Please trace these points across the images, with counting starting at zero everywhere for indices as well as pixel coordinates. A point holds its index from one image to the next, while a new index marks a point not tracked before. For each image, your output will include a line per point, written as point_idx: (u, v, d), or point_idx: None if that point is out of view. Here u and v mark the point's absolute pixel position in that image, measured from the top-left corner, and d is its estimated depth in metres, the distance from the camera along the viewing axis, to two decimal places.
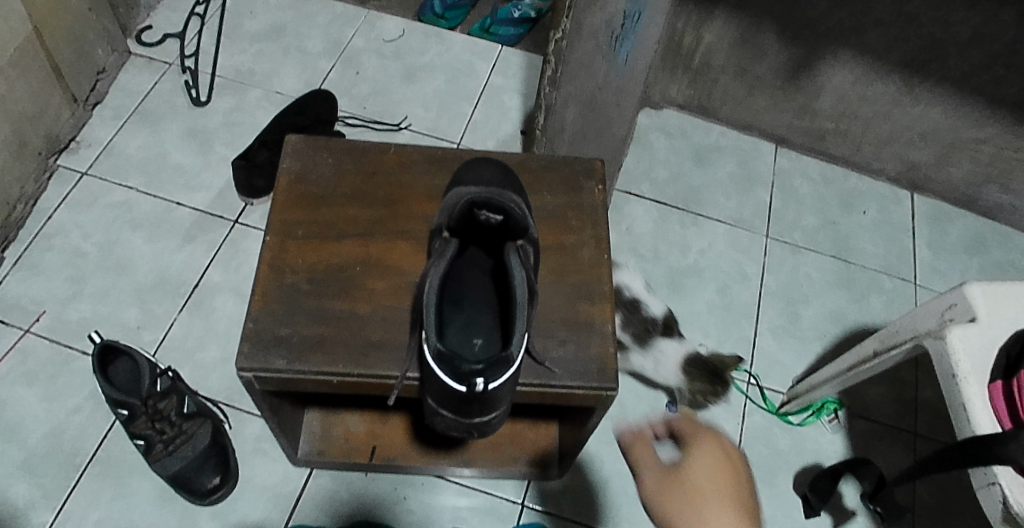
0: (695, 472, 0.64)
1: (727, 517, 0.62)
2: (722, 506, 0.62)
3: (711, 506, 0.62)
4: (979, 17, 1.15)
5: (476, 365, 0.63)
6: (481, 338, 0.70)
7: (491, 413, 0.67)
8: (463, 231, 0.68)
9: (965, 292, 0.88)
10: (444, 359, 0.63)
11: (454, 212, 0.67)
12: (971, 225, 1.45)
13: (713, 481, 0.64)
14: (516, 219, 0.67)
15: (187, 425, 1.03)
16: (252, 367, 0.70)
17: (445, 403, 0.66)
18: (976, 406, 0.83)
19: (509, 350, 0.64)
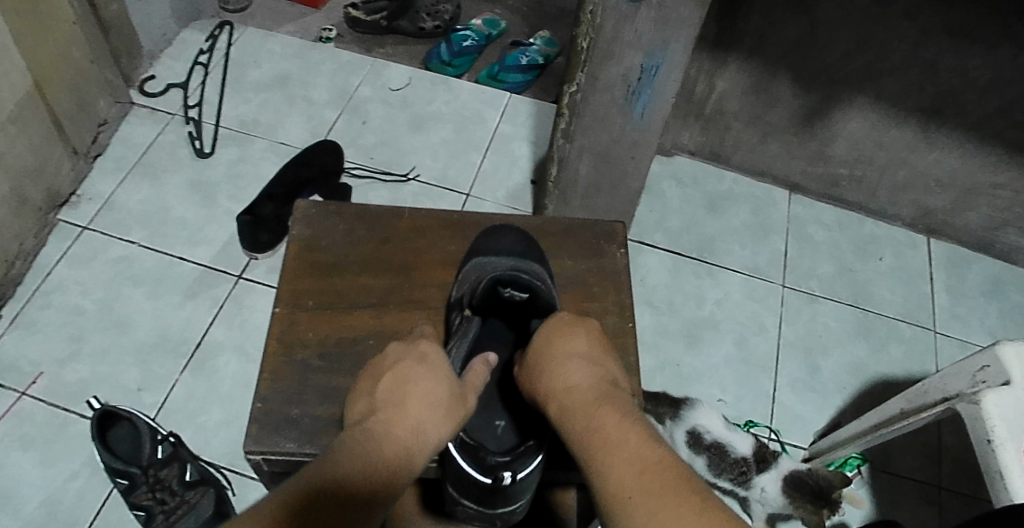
0: (551, 339, 0.67)
1: (567, 364, 0.65)
2: (566, 362, 0.65)
3: (563, 362, 0.65)
4: (997, 63, 1.13)
5: (503, 457, 0.63)
6: (503, 420, 0.68)
7: (516, 503, 0.65)
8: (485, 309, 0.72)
9: (998, 353, 0.83)
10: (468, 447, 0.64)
11: (478, 290, 0.72)
12: (989, 270, 1.42)
13: (566, 341, 0.67)
14: (540, 296, 0.72)
15: (189, 495, 0.97)
16: (261, 450, 0.66)
17: (465, 495, 0.64)
18: (1013, 474, 0.78)
19: (534, 439, 0.65)
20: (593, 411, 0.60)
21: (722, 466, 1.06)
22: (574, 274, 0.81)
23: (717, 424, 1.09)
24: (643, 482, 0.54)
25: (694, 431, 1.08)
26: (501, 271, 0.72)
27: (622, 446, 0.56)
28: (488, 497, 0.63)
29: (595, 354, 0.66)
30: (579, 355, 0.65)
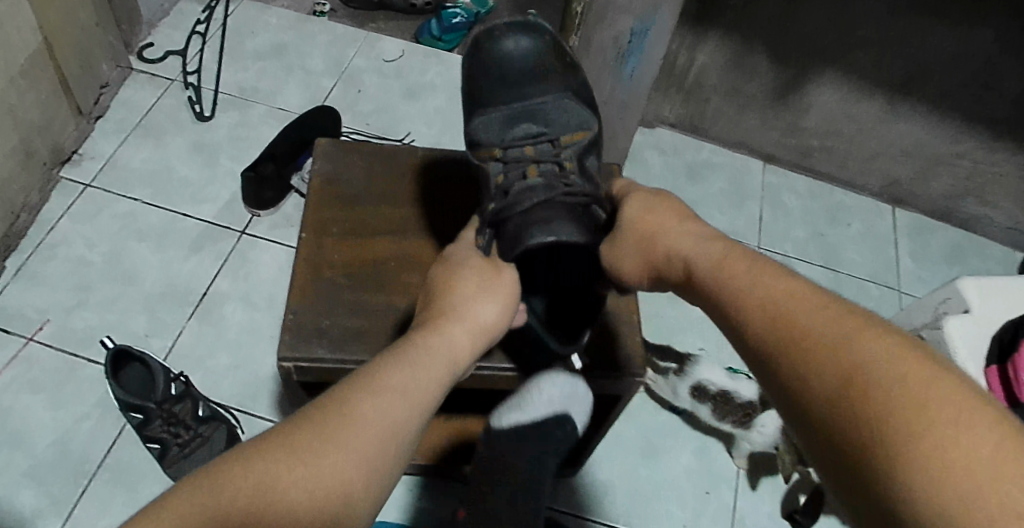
0: (641, 215, 0.70)
1: (677, 227, 0.67)
2: (672, 227, 0.67)
3: (667, 228, 0.67)
4: (960, 37, 1.23)
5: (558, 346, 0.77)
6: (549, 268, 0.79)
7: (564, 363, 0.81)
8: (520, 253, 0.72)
9: (958, 286, 0.92)
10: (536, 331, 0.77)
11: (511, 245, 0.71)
12: (949, 236, 1.53)
13: (658, 214, 0.69)
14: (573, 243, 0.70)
15: (202, 429, 1.03)
16: (293, 357, 0.72)
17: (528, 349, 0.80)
18: (973, 390, 0.84)
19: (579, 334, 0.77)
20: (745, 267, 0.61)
21: (727, 410, 1.15)
22: None
23: (719, 375, 1.18)
24: (825, 335, 0.53)
25: (699, 383, 1.18)
26: (534, 240, 0.70)
27: (763, 297, 0.58)
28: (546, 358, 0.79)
29: (684, 217, 0.69)
30: (676, 225, 0.67)
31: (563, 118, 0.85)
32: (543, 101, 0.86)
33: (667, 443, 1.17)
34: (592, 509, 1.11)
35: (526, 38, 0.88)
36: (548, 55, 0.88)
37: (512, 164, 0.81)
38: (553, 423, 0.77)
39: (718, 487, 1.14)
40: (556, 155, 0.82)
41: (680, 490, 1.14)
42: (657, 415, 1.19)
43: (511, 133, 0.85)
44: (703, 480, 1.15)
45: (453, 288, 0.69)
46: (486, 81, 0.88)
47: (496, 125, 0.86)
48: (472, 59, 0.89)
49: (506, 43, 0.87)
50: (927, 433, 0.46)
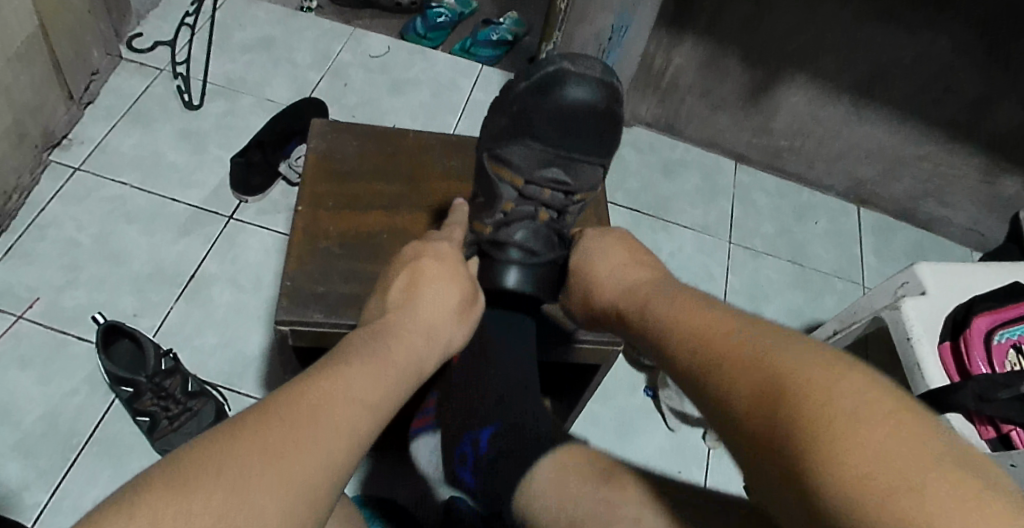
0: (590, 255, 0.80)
1: (624, 260, 0.76)
2: (618, 258, 0.77)
3: (610, 265, 0.76)
4: (921, 43, 1.30)
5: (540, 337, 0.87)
6: None
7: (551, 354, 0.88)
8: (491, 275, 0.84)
9: (915, 270, 0.97)
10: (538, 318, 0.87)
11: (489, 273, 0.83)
12: (910, 235, 1.60)
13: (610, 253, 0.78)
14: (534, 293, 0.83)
15: (191, 403, 1.05)
16: (291, 320, 0.76)
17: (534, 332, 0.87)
18: (928, 363, 0.91)
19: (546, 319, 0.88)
20: (674, 310, 0.65)
21: None
22: None
23: None
24: (754, 371, 0.55)
25: None
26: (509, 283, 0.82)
27: (701, 332, 0.60)
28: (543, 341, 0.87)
29: (635, 256, 0.76)
30: (623, 262, 0.76)
31: (590, 174, 0.87)
32: (585, 157, 0.86)
33: (641, 424, 1.22)
34: None
35: (597, 100, 0.82)
36: (609, 126, 0.84)
37: (524, 203, 0.86)
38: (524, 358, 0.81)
39: (690, 466, 1.19)
40: (565, 205, 0.88)
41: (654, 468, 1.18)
42: (632, 398, 1.24)
43: (538, 172, 0.86)
44: (675, 459, 1.20)
45: (436, 293, 0.71)
46: (544, 114, 0.83)
47: (532, 157, 0.85)
48: (540, 84, 0.83)
49: (576, 95, 0.82)
50: (859, 457, 0.48)
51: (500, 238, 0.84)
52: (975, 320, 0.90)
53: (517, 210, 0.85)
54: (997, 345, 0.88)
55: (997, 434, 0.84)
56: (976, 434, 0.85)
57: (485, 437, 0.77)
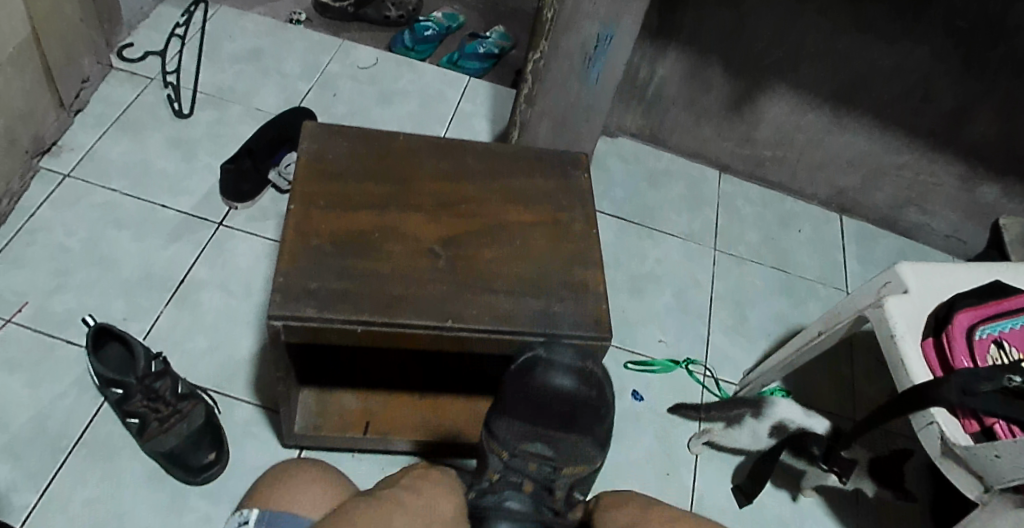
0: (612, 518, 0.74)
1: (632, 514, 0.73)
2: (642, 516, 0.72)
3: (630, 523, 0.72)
4: (900, 54, 1.34)
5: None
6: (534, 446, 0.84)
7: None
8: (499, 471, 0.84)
9: (897, 270, 1.00)
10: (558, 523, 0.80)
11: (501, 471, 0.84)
12: (892, 243, 1.64)
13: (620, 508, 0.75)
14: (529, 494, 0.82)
15: (182, 405, 1.07)
16: (283, 315, 0.77)
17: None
18: (911, 359, 0.94)
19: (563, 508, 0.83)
20: None
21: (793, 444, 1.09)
22: (548, 190, 0.94)
23: (796, 411, 1.11)
24: None
25: (780, 423, 1.10)
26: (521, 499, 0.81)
27: None
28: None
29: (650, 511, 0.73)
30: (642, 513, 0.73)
31: (569, 445, 0.84)
32: (562, 432, 0.84)
33: (628, 427, 1.24)
34: None
35: (574, 386, 0.82)
36: (584, 404, 0.83)
37: (516, 458, 0.83)
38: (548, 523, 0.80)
39: (677, 466, 1.21)
40: (552, 478, 0.83)
41: (641, 469, 1.20)
42: (618, 402, 1.26)
43: (519, 444, 0.84)
44: (663, 461, 1.21)
45: (434, 499, 0.69)
46: (529, 398, 0.82)
47: (518, 427, 0.84)
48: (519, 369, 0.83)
49: (544, 380, 0.82)
50: None
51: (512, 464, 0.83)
52: (956, 316, 0.93)
53: (503, 479, 0.83)
54: (978, 341, 0.91)
55: (981, 428, 0.87)
56: (960, 429, 0.88)
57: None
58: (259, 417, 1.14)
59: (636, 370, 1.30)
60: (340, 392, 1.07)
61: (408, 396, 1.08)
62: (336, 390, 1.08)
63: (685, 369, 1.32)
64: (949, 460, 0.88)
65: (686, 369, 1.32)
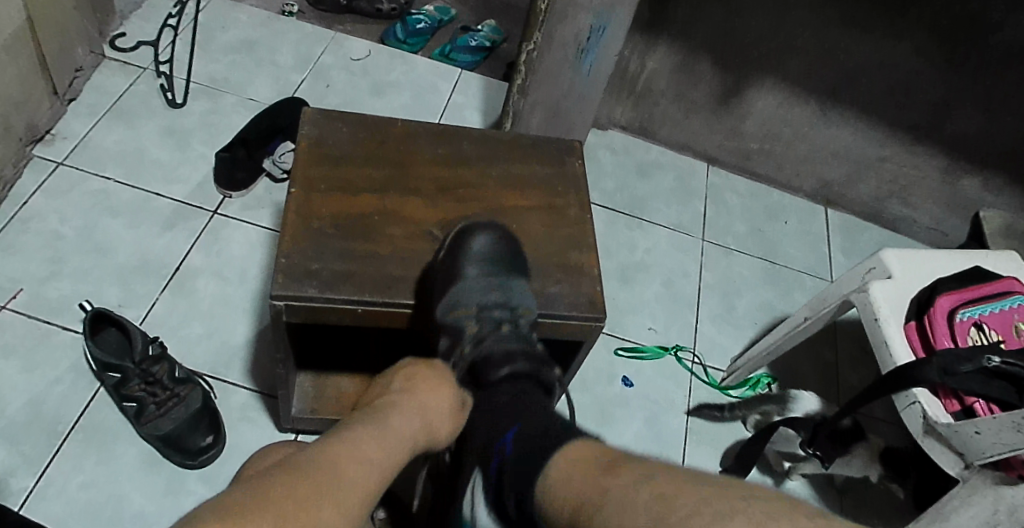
0: None
1: None
2: None
3: None
4: (884, 48, 1.37)
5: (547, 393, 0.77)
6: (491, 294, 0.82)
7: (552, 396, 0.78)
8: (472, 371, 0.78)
9: (881, 256, 1.03)
10: (529, 373, 0.77)
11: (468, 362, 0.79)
12: (875, 235, 1.68)
13: None
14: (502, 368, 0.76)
15: (179, 389, 1.08)
16: (285, 295, 0.79)
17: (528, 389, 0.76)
18: (894, 342, 0.96)
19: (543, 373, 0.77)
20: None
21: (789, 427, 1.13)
22: (541, 176, 0.96)
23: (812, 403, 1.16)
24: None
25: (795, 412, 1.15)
26: (499, 371, 0.76)
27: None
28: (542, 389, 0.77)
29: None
30: None
31: (516, 283, 0.83)
32: (513, 275, 0.84)
33: (618, 412, 1.26)
34: None
35: (497, 242, 0.85)
36: (515, 245, 0.86)
37: (484, 320, 0.80)
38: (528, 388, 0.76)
39: (666, 451, 1.23)
40: (517, 317, 0.81)
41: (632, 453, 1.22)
42: (609, 388, 1.28)
43: (485, 299, 0.81)
44: (653, 446, 1.24)
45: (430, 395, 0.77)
46: (462, 257, 0.84)
47: (474, 285, 0.82)
48: (450, 244, 0.85)
49: (473, 244, 0.84)
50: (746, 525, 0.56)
51: (485, 346, 0.78)
52: (938, 300, 0.96)
53: (481, 330, 0.80)
54: (959, 323, 0.94)
55: (961, 407, 0.90)
56: (941, 408, 0.91)
57: (508, 439, 0.71)
58: (255, 402, 1.15)
59: (627, 356, 1.32)
60: (336, 376, 1.09)
61: None
62: (332, 374, 1.09)
63: (674, 356, 1.35)
64: (931, 438, 0.91)
65: (675, 356, 1.35)
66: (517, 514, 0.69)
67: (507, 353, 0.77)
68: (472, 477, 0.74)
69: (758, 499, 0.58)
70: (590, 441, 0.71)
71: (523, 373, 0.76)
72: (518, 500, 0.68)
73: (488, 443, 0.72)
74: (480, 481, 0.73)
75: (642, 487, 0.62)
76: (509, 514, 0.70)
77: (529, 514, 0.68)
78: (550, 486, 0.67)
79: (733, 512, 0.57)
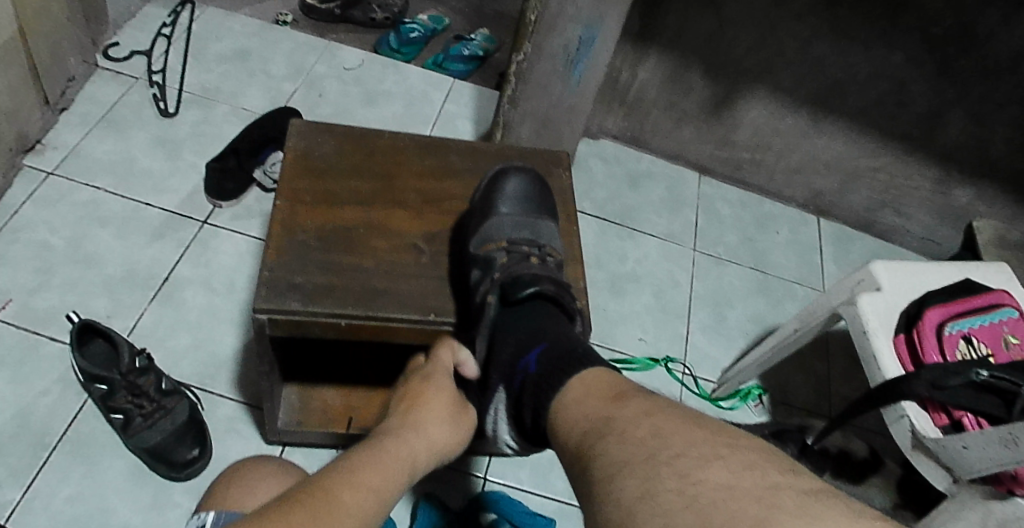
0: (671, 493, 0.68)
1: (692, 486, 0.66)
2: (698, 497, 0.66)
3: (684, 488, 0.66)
4: (874, 59, 1.37)
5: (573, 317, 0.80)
6: (522, 231, 0.86)
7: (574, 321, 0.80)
8: (503, 293, 0.80)
9: (871, 268, 1.02)
10: (555, 298, 0.80)
11: (500, 282, 0.80)
12: (867, 245, 1.68)
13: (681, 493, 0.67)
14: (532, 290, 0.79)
15: (166, 401, 1.08)
16: (268, 309, 0.79)
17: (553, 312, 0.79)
18: (883, 355, 0.96)
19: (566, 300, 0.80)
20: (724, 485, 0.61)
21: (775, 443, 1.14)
22: None
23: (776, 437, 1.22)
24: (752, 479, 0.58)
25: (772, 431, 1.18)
26: (528, 290, 0.79)
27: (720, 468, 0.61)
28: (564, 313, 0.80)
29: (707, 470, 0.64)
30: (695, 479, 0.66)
31: (544, 224, 0.88)
32: (542, 217, 0.88)
33: None
34: (536, 482, 1.17)
35: (529, 186, 0.89)
36: (546, 191, 0.91)
37: (514, 252, 0.84)
38: (554, 311, 0.79)
39: None
40: (543, 253, 0.85)
41: None
42: None
43: (515, 235, 0.85)
44: None
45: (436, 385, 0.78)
46: (494, 195, 0.88)
47: (506, 222, 0.85)
48: (485, 185, 0.90)
49: (508, 185, 0.88)
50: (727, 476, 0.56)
51: (517, 271, 0.81)
52: (927, 312, 0.96)
53: (510, 255, 0.83)
54: (947, 336, 0.94)
55: (950, 421, 0.90)
56: (930, 421, 0.91)
57: (534, 357, 0.73)
58: (242, 414, 1.15)
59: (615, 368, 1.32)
60: (324, 387, 1.09)
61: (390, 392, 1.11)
62: (319, 386, 1.10)
63: (664, 367, 1.34)
64: (920, 452, 0.91)
65: (665, 367, 1.35)
66: (532, 426, 0.71)
67: (536, 276, 0.81)
68: (494, 394, 0.76)
69: (742, 452, 0.59)
70: (611, 370, 0.71)
71: (548, 296, 0.80)
72: (535, 412, 0.71)
73: (515, 359, 0.75)
74: (503, 398, 0.75)
75: (642, 421, 0.63)
76: (524, 426, 0.73)
77: (542, 424, 0.70)
78: (566, 404, 0.68)
79: (713, 459, 0.58)
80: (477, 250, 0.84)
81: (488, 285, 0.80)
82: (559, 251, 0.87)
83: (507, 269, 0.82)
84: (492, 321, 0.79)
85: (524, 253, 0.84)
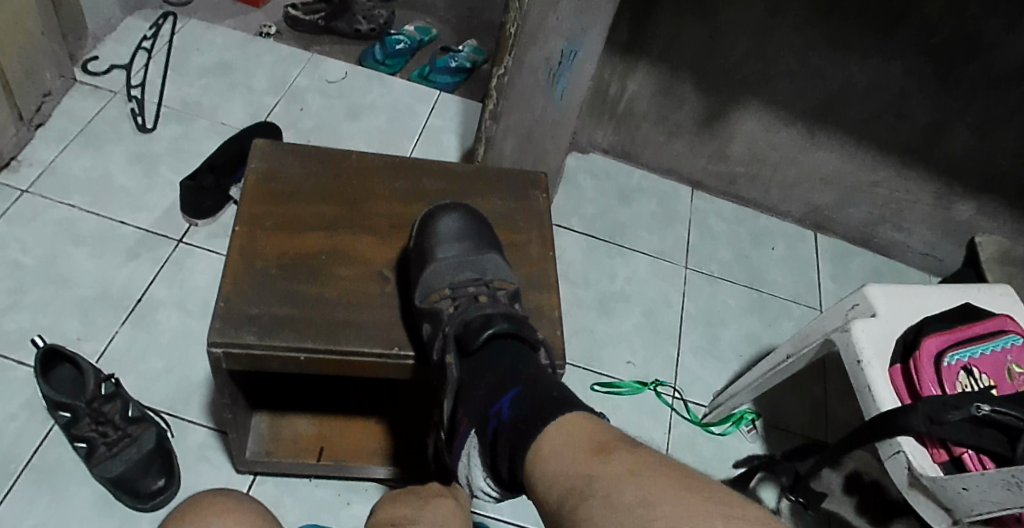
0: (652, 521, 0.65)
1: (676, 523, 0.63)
2: None
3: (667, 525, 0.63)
4: (872, 70, 1.33)
5: (537, 349, 0.75)
6: (465, 271, 0.81)
7: (539, 353, 0.75)
8: (457, 344, 0.75)
9: (866, 292, 0.97)
10: (514, 335, 0.74)
11: (451, 335, 0.76)
12: (867, 261, 1.63)
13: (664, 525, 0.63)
14: (483, 334, 0.74)
15: (132, 429, 1.04)
16: (224, 341, 0.75)
17: (510, 351, 0.74)
18: (878, 385, 0.92)
19: (524, 333, 0.75)
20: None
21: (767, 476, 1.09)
22: (502, 212, 0.92)
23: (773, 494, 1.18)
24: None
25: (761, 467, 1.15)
26: (484, 334, 0.73)
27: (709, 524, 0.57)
28: (525, 344, 0.75)
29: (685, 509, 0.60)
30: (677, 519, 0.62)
31: (490, 259, 0.82)
32: (484, 252, 0.83)
33: None
34: (519, 513, 1.12)
35: (464, 221, 0.85)
36: (483, 222, 0.86)
37: (460, 297, 0.79)
38: (513, 350, 0.74)
39: None
40: (490, 290, 0.79)
41: None
42: None
43: (457, 277, 0.80)
44: None
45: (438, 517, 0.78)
46: (428, 234, 0.83)
47: (445, 266, 0.81)
48: (419, 226, 0.85)
49: (441, 224, 0.84)
50: None
51: (467, 317, 0.76)
52: (924, 342, 0.91)
53: (454, 297, 0.79)
54: (946, 368, 0.89)
55: (950, 458, 0.85)
56: (928, 458, 0.86)
57: (506, 402, 0.69)
58: (214, 441, 1.11)
59: (604, 392, 1.28)
60: (295, 416, 1.06)
61: (362, 422, 1.07)
62: (289, 415, 1.06)
63: (653, 391, 1.30)
64: (918, 491, 0.86)
65: (655, 391, 1.30)
66: (510, 478, 0.67)
67: (485, 315, 0.76)
68: (467, 440, 0.71)
69: (736, 526, 0.55)
70: (594, 416, 0.67)
71: (506, 334, 0.74)
72: (511, 465, 0.66)
73: (484, 410, 0.70)
74: (475, 443, 0.71)
75: (628, 483, 0.59)
76: (501, 474, 0.69)
77: (518, 478, 0.66)
78: (543, 462, 0.63)
79: None
80: (423, 306, 0.78)
81: (440, 340, 0.76)
82: (510, 280, 0.81)
83: (458, 320, 0.76)
84: (456, 379, 0.74)
85: (468, 294, 0.79)
